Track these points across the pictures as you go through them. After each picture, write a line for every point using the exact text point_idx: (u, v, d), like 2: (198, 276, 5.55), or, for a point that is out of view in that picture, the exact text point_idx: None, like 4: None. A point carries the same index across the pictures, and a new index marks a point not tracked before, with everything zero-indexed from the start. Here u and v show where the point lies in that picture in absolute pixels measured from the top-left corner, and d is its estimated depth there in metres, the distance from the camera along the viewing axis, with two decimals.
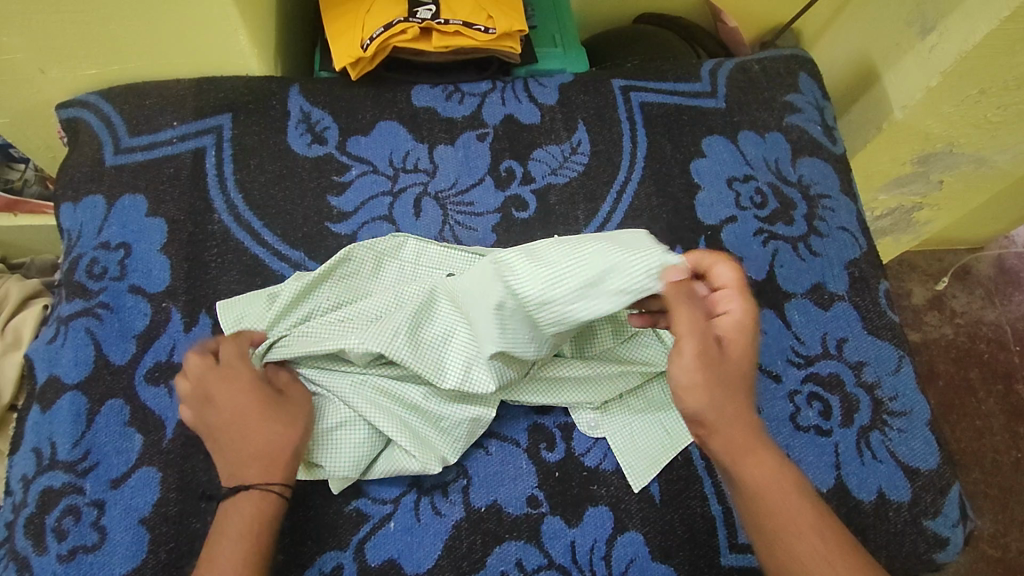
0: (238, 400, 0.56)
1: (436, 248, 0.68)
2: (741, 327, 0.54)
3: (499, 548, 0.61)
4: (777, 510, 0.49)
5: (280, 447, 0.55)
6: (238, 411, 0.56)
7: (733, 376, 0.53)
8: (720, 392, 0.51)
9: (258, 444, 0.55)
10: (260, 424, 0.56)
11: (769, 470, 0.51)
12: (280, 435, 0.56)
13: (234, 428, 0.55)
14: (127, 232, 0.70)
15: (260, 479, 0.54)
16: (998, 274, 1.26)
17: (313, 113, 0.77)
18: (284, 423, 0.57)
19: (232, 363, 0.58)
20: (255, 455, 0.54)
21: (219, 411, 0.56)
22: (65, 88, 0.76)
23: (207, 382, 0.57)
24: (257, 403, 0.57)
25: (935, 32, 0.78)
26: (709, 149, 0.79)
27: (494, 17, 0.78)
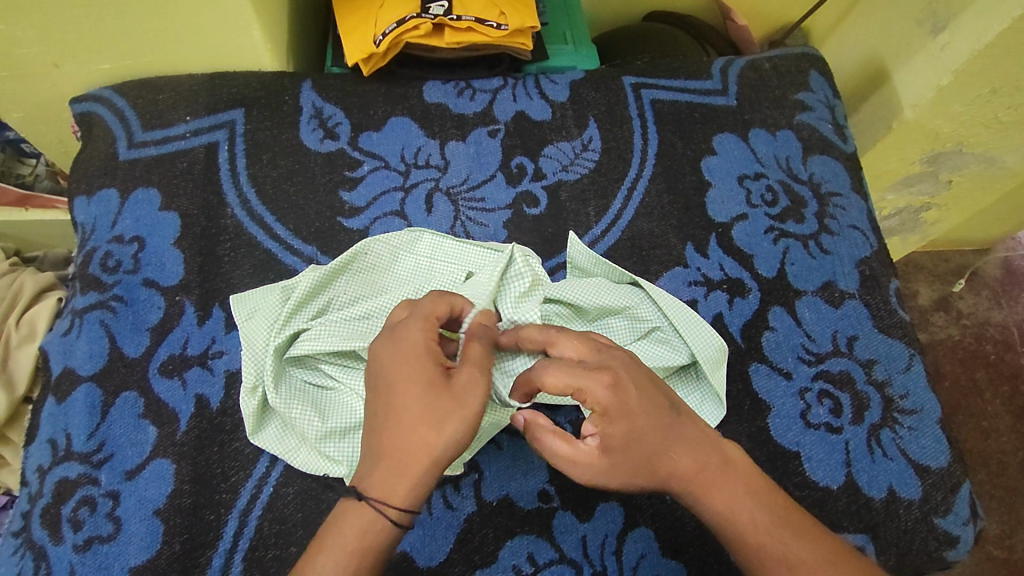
0: (406, 382, 0.50)
1: (452, 242, 0.68)
2: (612, 412, 0.49)
3: (510, 542, 0.61)
4: (751, 539, 0.50)
5: (422, 456, 0.48)
6: (399, 394, 0.50)
7: (639, 446, 0.50)
8: (643, 470, 0.50)
9: (395, 447, 0.48)
10: (416, 421, 0.49)
11: (728, 501, 0.51)
12: (422, 439, 0.48)
13: (386, 418, 0.50)
14: (141, 226, 0.71)
15: (379, 492, 0.47)
16: (1006, 275, 1.26)
17: (325, 108, 0.78)
18: (437, 428, 0.48)
19: (405, 335, 0.52)
20: (387, 460, 0.48)
21: (388, 387, 0.50)
22: (79, 83, 0.76)
23: (382, 347, 0.52)
24: (421, 392, 0.49)
25: (947, 31, 0.78)
26: (720, 147, 0.80)
27: (507, 14, 0.78)
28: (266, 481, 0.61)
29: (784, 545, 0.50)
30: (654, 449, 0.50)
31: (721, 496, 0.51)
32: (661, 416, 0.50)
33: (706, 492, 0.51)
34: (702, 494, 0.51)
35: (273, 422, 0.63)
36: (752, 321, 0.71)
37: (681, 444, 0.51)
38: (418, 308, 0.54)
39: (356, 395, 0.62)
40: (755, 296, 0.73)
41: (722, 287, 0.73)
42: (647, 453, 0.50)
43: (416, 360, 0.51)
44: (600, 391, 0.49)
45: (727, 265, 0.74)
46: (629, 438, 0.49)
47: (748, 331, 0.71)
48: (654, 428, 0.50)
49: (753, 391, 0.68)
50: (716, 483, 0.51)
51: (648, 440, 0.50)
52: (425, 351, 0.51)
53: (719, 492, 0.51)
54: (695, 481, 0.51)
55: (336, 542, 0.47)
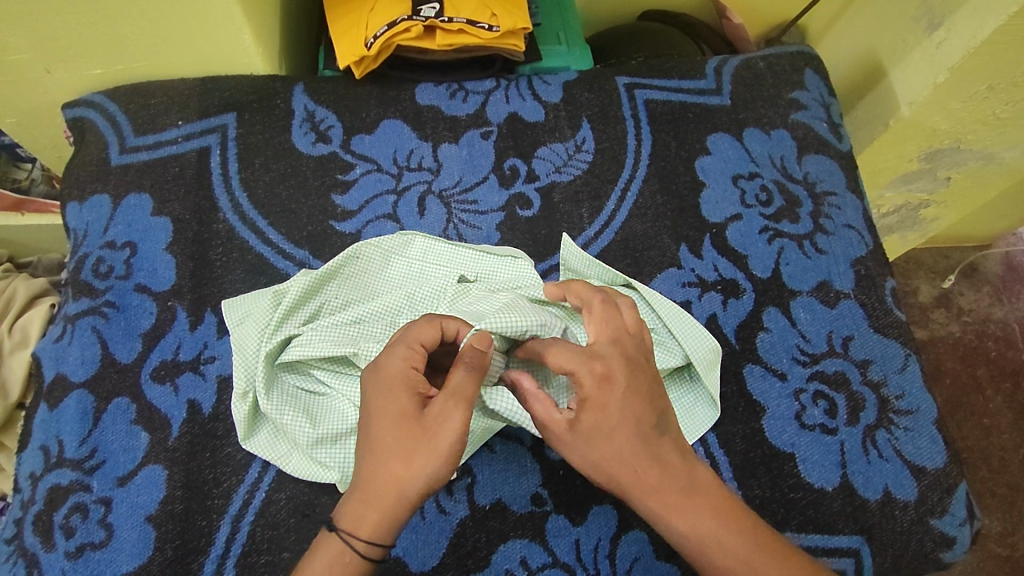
0: (381, 415, 0.51)
1: (444, 245, 0.68)
2: (595, 401, 0.51)
3: (503, 546, 0.61)
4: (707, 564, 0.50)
5: (391, 491, 0.49)
6: (374, 426, 0.51)
7: (608, 445, 0.51)
8: (603, 465, 0.51)
9: (371, 480, 0.50)
10: (387, 456, 0.50)
11: (686, 526, 0.50)
12: (393, 475, 0.49)
13: (365, 451, 0.51)
14: (133, 232, 0.71)
15: (349, 526, 0.49)
16: (1006, 272, 1.25)
17: (317, 111, 0.77)
18: (407, 463, 0.49)
19: (386, 365, 0.52)
20: (360, 493, 0.50)
21: (368, 417, 0.52)
22: (71, 88, 0.76)
23: (368, 373, 0.53)
24: (393, 426, 0.50)
25: (943, 28, 0.77)
26: (714, 147, 0.79)
27: (498, 15, 0.78)
28: (258, 486, 0.61)
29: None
30: (621, 459, 0.51)
31: (682, 519, 0.50)
32: (635, 427, 0.51)
33: (666, 515, 0.51)
34: (663, 517, 0.51)
35: (264, 427, 0.62)
36: (746, 321, 0.71)
37: (648, 461, 0.51)
38: (407, 335, 0.54)
39: (348, 401, 0.61)
40: (749, 297, 0.72)
41: (717, 288, 0.72)
42: (611, 453, 0.51)
43: (394, 393, 0.51)
44: (586, 379, 0.51)
45: (721, 265, 0.73)
46: (599, 430, 0.51)
47: (742, 332, 0.70)
48: (631, 433, 0.51)
49: (748, 393, 0.68)
50: (679, 507, 0.50)
51: (617, 440, 0.51)
52: (402, 382, 0.51)
53: (679, 514, 0.50)
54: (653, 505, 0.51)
55: (312, 566, 0.49)
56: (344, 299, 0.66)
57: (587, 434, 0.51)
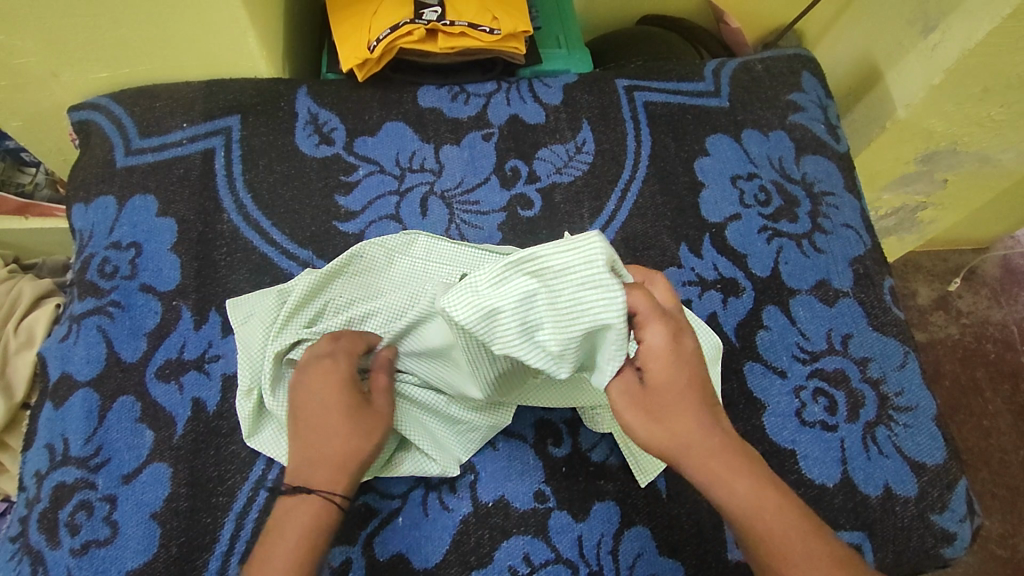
0: (324, 401, 0.57)
1: (447, 244, 0.68)
2: (664, 354, 0.53)
3: (506, 543, 0.61)
4: (766, 533, 0.49)
5: (345, 458, 0.55)
6: (320, 411, 0.56)
7: (671, 401, 0.53)
8: (668, 428, 0.52)
9: (325, 451, 0.55)
10: (342, 430, 0.56)
11: (746, 492, 0.50)
12: (345, 445, 0.55)
13: (319, 429, 0.56)
14: (138, 232, 0.71)
15: (324, 485, 0.53)
16: (1005, 274, 1.26)
17: (320, 114, 0.78)
18: (361, 436, 0.56)
19: (319, 363, 0.59)
20: (325, 462, 0.54)
21: (313, 407, 0.57)
22: (76, 92, 0.77)
23: (302, 375, 0.58)
24: (342, 407, 0.57)
25: (938, 31, 0.78)
26: (712, 148, 0.80)
27: (499, 18, 0.79)
28: (263, 484, 0.61)
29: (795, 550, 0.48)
30: (683, 420, 0.52)
31: (743, 486, 0.50)
32: (692, 386, 0.53)
33: (725, 480, 0.51)
34: (718, 485, 0.51)
35: (270, 424, 0.63)
36: (745, 320, 0.72)
37: (706, 422, 0.52)
38: (336, 343, 0.60)
39: None
40: (749, 295, 0.73)
41: (716, 286, 0.73)
42: (675, 409, 0.52)
43: (338, 382, 0.58)
44: (658, 334, 0.53)
45: (721, 265, 0.74)
46: (665, 387, 0.53)
47: (742, 330, 0.71)
48: (691, 389, 0.53)
49: (748, 390, 0.68)
50: (740, 474, 0.51)
51: (680, 395, 0.53)
52: (344, 377, 0.58)
53: (737, 481, 0.51)
54: (708, 468, 0.51)
55: (287, 526, 0.51)
56: (349, 297, 0.66)
57: (655, 388, 0.53)
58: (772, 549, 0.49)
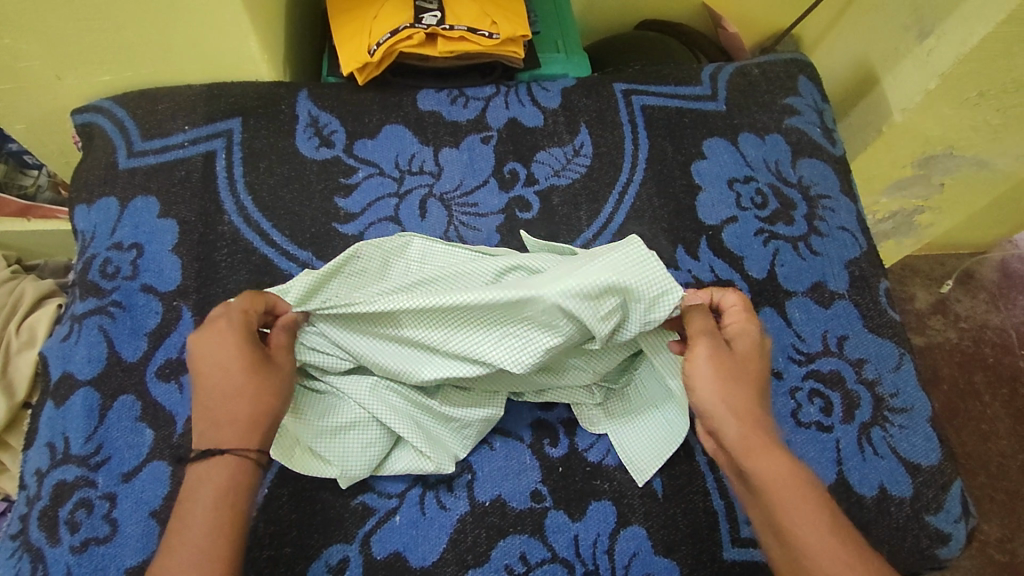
0: (224, 361, 0.55)
1: (441, 246, 0.70)
2: (754, 336, 0.59)
3: (503, 542, 0.61)
4: (792, 501, 0.51)
5: (252, 416, 0.54)
6: (218, 371, 0.54)
7: (745, 374, 0.56)
8: (734, 395, 0.55)
9: (228, 410, 0.53)
10: (244, 388, 0.54)
11: (783, 463, 0.52)
12: (249, 402, 0.54)
13: (225, 391, 0.54)
14: (139, 233, 0.72)
15: (237, 445, 0.53)
16: (1003, 279, 1.27)
17: (320, 117, 0.79)
18: (262, 391, 0.55)
19: (219, 325, 0.56)
20: (235, 422, 0.53)
21: (213, 368, 0.54)
22: (80, 95, 0.78)
23: (206, 339, 0.55)
24: (242, 365, 0.55)
25: (933, 36, 0.79)
26: (709, 151, 0.81)
27: (498, 23, 0.80)
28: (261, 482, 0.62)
29: (819, 520, 0.50)
30: (748, 393, 0.56)
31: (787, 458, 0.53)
32: (760, 374, 0.58)
33: (766, 448, 0.53)
34: (760, 451, 0.53)
35: None
36: None
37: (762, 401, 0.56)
38: (231, 306, 0.58)
39: (350, 400, 0.63)
40: (745, 297, 0.73)
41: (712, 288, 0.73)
42: (745, 380, 0.56)
43: (235, 339, 0.56)
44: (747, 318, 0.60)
45: (717, 267, 0.75)
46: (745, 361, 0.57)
47: None
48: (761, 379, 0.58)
49: None
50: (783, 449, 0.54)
51: (754, 374, 0.57)
52: (242, 335, 0.56)
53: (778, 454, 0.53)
54: (754, 435, 0.54)
55: (202, 491, 0.51)
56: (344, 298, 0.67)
57: (738, 357, 0.57)
58: (794, 517, 0.50)
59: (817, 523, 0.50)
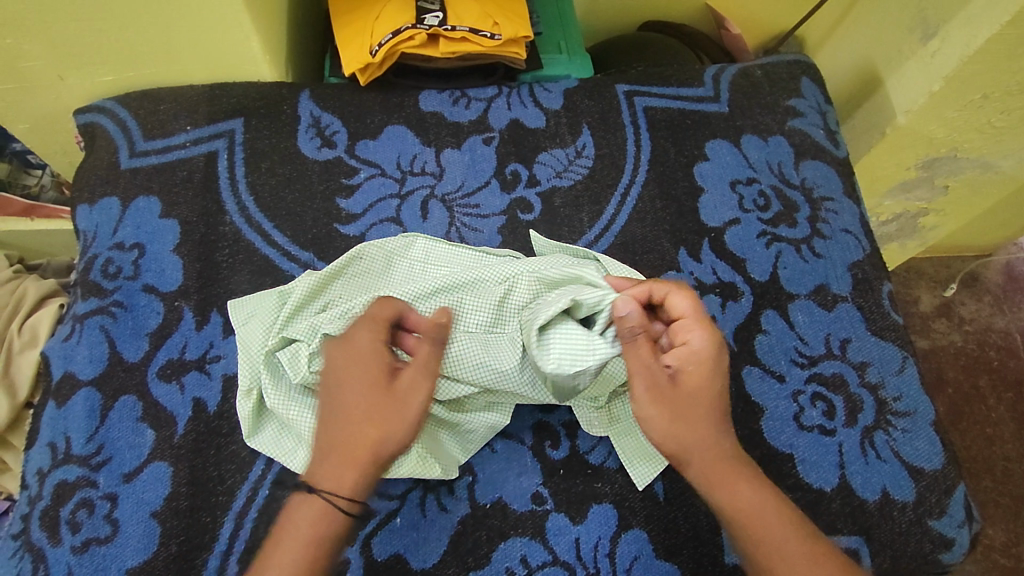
0: (349, 385, 0.54)
1: (444, 246, 0.70)
2: (699, 359, 0.56)
3: (504, 544, 0.61)
4: (765, 536, 0.52)
5: (353, 454, 0.52)
6: (342, 390, 0.54)
7: (692, 406, 0.55)
8: (685, 434, 0.54)
9: (332, 440, 0.53)
10: (351, 416, 0.53)
11: (747, 496, 0.53)
12: (351, 435, 0.53)
13: (340, 420, 0.53)
14: (141, 233, 0.72)
15: (329, 487, 0.52)
16: (1007, 281, 1.26)
17: (322, 117, 0.79)
18: (369, 425, 0.53)
19: (350, 340, 0.55)
20: (336, 456, 0.52)
21: (337, 386, 0.54)
22: (82, 95, 0.78)
23: (339, 351, 0.56)
24: (354, 391, 0.54)
25: (937, 37, 0.79)
26: (712, 153, 0.80)
27: (500, 24, 0.80)
28: (262, 484, 0.62)
29: (794, 551, 0.51)
30: (700, 425, 0.54)
31: (748, 487, 0.54)
32: (714, 397, 0.55)
33: (730, 483, 0.53)
34: (725, 487, 0.53)
35: (269, 424, 0.63)
36: (744, 323, 0.72)
37: (721, 429, 0.55)
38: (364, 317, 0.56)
39: None
40: (747, 299, 0.73)
41: (715, 290, 0.73)
42: (698, 411, 0.55)
43: (361, 358, 0.54)
44: (698, 336, 0.56)
45: (720, 269, 0.74)
46: (692, 392, 0.55)
47: (741, 334, 0.71)
48: (717, 404, 0.56)
49: (746, 394, 0.69)
50: (744, 477, 0.54)
51: (707, 404, 0.55)
52: (371, 355, 0.54)
53: (740, 484, 0.54)
54: (717, 471, 0.54)
55: (293, 528, 0.51)
56: (348, 298, 0.67)
57: (683, 392, 0.55)
58: (767, 550, 0.52)
59: (791, 556, 0.51)
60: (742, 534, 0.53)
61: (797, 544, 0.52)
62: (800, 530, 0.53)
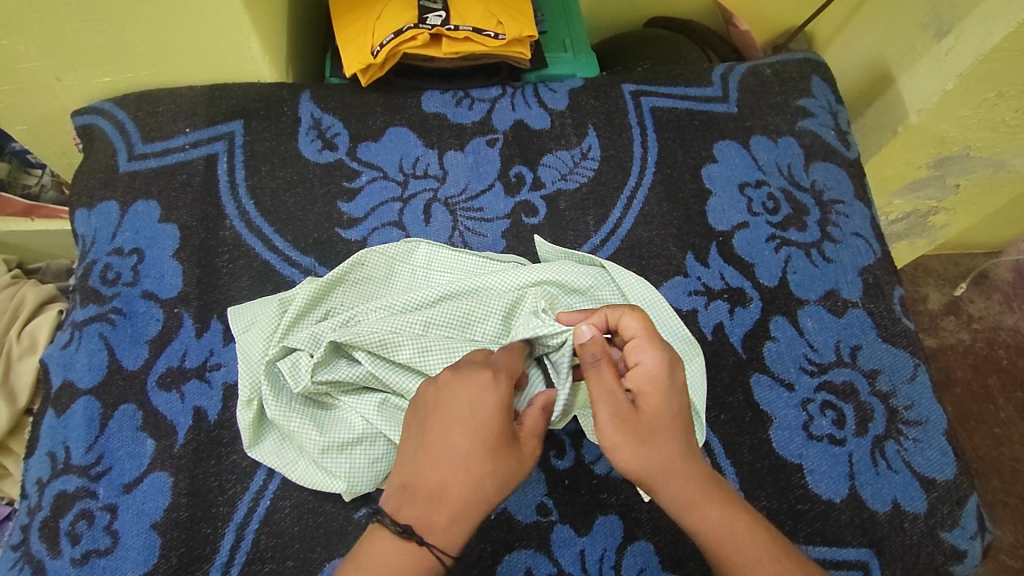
0: (479, 435, 0.50)
1: (448, 252, 0.69)
2: (656, 380, 0.52)
3: (508, 557, 0.61)
4: (739, 558, 0.49)
5: (471, 508, 0.49)
6: (462, 437, 0.50)
7: (654, 429, 0.51)
8: (650, 461, 0.51)
9: (450, 492, 0.49)
10: (474, 469, 0.49)
11: (717, 516, 0.50)
12: (480, 489, 0.49)
13: (459, 470, 0.49)
14: (140, 238, 0.71)
15: (441, 542, 0.48)
16: (1017, 279, 1.24)
17: (323, 119, 0.78)
18: (496, 482, 0.49)
19: (490, 385, 0.51)
20: (449, 510, 0.49)
21: (448, 432, 0.50)
22: (80, 96, 0.77)
23: (450, 396, 0.51)
24: (483, 444, 0.50)
25: (952, 35, 0.77)
26: (721, 154, 0.79)
27: (504, 23, 0.78)
28: (263, 494, 0.61)
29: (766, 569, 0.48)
30: (662, 449, 0.51)
31: (716, 511, 0.50)
32: (674, 419, 0.52)
33: (699, 505, 0.50)
34: (694, 510, 0.50)
35: (270, 434, 0.62)
36: (753, 330, 0.71)
37: (687, 449, 0.52)
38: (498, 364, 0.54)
39: (354, 415, 0.61)
40: (756, 305, 0.72)
41: (723, 296, 0.72)
42: (660, 434, 0.51)
43: (492, 409, 0.50)
44: (653, 357, 0.52)
45: (728, 274, 0.73)
46: (654, 418, 0.51)
47: (749, 341, 0.70)
48: (678, 424, 0.52)
49: (755, 402, 0.67)
50: (710, 499, 0.51)
51: (668, 427, 0.52)
52: (497, 408, 0.51)
53: (709, 508, 0.50)
54: (686, 494, 0.51)
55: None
56: (349, 305, 0.67)
57: (645, 416, 0.51)
58: None
59: None
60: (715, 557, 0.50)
61: (770, 565, 0.48)
62: (774, 547, 0.50)
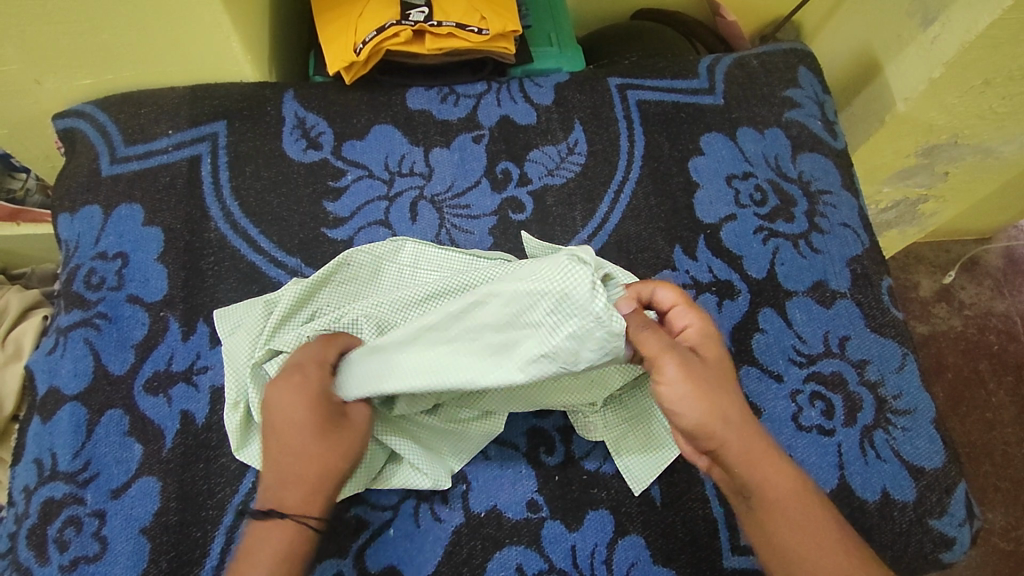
0: (293, 419, 0.55)
1: (434, 250, 0.68)
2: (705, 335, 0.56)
3: (499, 554, 0.61)
4: (793, 517, 0.50)
5: (309, 477, 0.53)
6: (287, 426, 0.54)
7: (717, 377, 0.53)
8: (721, 411, 0.51)
9: (292, 475, 0.53)
10: (298, 448, 0.54)
11: (781, 473, 0.52)
12: (314, 468, 0.54)
13: (287, 450, 0.54)
14: (124, 242, 0.70)
15: (293, 509, 0.52)
16: (1008, 265, 1.24)
17: (307, 118, 0.77)
18: (326, 456, 0.54)
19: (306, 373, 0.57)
20: (292, 482, 0.53)
21: (278, 424, 0.55)
22: (61, 99, 0.76)
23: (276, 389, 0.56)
24: (300, 426, 0.55)
25: (938, 23, 0.76)
26: (707, 147, 0.79)
27: (488, 18, 0.77)
28: (253, 496, 0.61)
29: (824, 530, 0.50)
30: (725, 400, 0.52)
31: (775, 469, 0.52)
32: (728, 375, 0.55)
33: (763, 463, 0.52)
34: (761, 464, 0.51)
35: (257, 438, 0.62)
36: (741, 323, 0.70)
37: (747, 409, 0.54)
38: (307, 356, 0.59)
39: None
40: (744, 298, 0.72)
41: (711, 289, 0.72)
42: (720, 384, 0.53)
43: (305, 397, 0.56)
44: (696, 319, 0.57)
45: (716, 266, 0.73)
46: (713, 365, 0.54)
47: (737, 333, 0.70)
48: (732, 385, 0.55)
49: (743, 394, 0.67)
50: (768, 459, 0.52)
51: (724, 375, 0.54)
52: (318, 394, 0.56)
53: (769, 465, 0.52)
54: (751, 446, 0.52)
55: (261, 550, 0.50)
56: (336, 306, 0.66)
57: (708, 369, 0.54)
58: (799, 531, 0.50)
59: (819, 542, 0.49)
60: (780, 509, 0.51)
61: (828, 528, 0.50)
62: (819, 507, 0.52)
